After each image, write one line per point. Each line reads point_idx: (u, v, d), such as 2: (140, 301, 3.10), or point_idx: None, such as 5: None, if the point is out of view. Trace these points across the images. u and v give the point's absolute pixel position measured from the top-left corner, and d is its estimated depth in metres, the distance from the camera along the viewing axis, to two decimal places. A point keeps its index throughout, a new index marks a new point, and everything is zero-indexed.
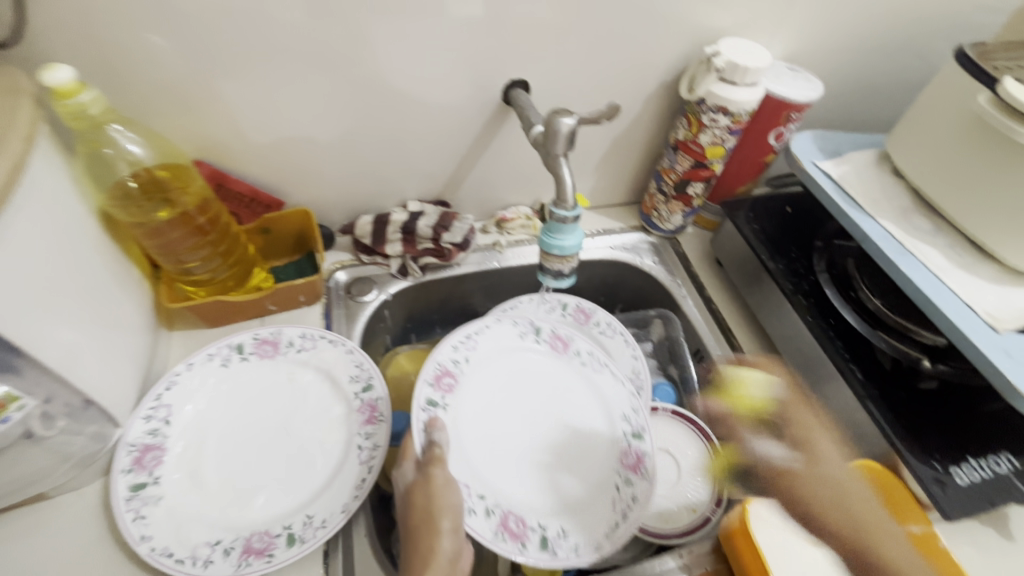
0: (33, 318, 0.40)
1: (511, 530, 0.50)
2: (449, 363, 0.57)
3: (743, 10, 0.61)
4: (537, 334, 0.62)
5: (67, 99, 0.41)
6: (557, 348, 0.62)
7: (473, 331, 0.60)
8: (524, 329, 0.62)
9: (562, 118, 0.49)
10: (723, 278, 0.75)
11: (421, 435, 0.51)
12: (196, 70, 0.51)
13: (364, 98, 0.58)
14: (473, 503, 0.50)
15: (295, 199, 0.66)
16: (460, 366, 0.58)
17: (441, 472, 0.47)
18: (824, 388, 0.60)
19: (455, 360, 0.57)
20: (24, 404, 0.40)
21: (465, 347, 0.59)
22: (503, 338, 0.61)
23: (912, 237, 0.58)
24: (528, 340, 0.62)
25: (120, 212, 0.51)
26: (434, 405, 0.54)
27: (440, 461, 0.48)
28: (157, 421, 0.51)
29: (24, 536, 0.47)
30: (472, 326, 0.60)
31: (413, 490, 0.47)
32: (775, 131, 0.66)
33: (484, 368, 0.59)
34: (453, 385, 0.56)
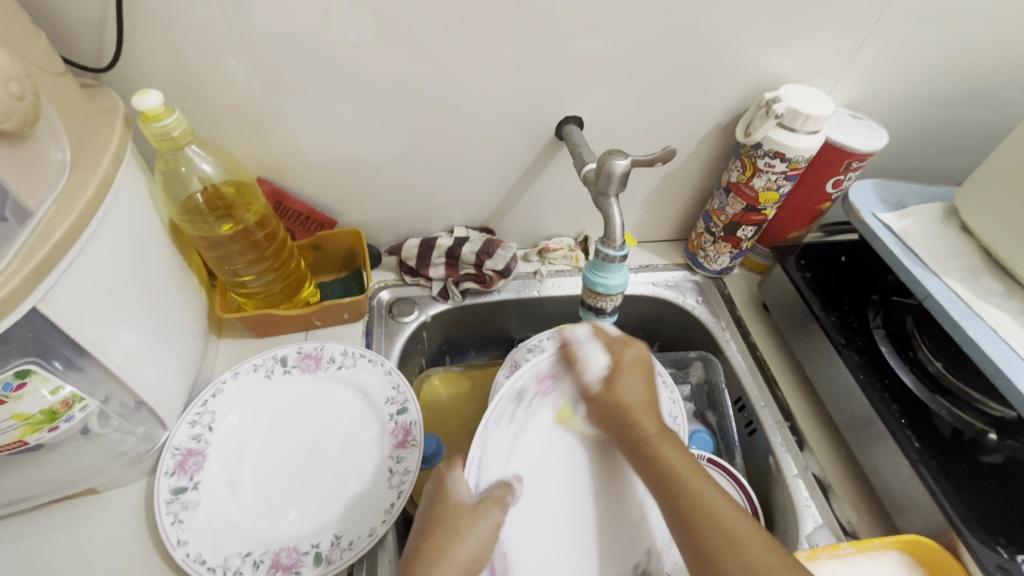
0: (102, 321, 0.42)
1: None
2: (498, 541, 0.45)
3: (806, 57, 0.60)
4: (523, 398, 0.52)
5: (154, 122, 0.45)
6: (547, 390, 0.53)
7: (477, 458, 0.47)
8: (509, 402, 0.51)
9: (616, 160, 0.49)
10: (769, 323, 0.72)
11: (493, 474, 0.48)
12: (270, 96, 0.54)
13: (422, 127, 0.60)
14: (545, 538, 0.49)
15: (348, 219, 0.69)
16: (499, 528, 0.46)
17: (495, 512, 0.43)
18: (874, 451, 0.56)
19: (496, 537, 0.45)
20: (86, 405, 0.42)
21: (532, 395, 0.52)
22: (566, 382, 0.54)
23: (980, 299, 0.54)
24: (523, 413, 0.52)
25: (186, 224, 0.53)
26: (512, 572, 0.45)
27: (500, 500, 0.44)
28: (202, 427, 0.53)
29: (71, 528, 0.49)
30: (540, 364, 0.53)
31: (472, 515, 0.42)
32: (834, 179, 0.64)
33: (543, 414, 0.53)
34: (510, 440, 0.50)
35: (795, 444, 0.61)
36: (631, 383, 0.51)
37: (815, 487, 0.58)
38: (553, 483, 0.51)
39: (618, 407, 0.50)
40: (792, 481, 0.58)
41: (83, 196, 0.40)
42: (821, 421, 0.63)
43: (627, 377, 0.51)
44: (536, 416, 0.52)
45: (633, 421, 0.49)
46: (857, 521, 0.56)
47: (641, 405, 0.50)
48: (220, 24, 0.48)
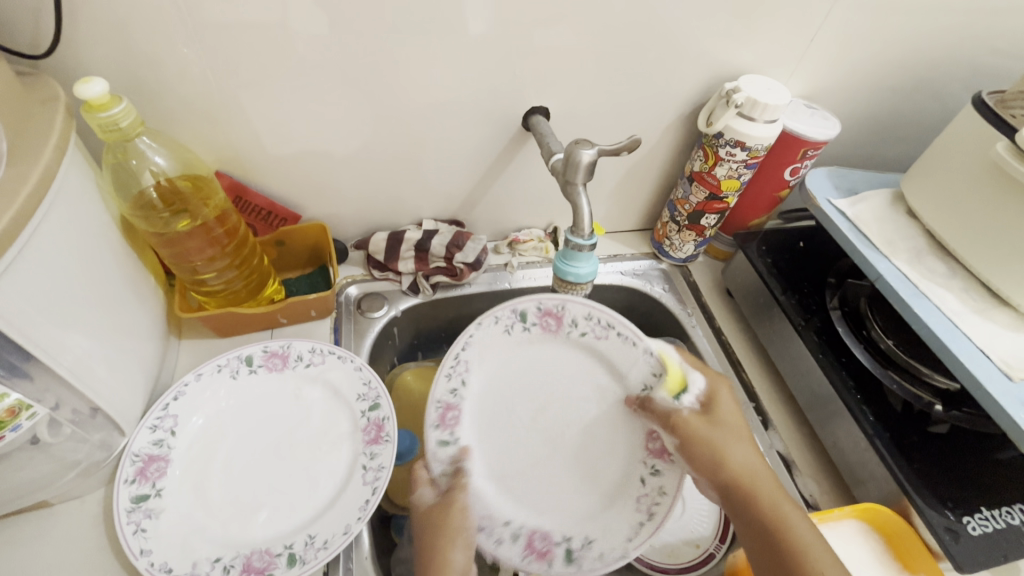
0: (46, 324, 0.40)
1: (539, 548, 0.53)
2: (496, 506, 0.55)
3: (763, 49, 0.62)
4: (522, 320, 0.58)
5: (100, 112, 0.42)
6: (550, 326, 0.58)
7: (459, 352, 0.57)
8: (508, 322, 0.58)
9: (583, 149, 0.50)
10: (733, 308, 0.75)
11: (439, 468, 0.55)
12: (225, 85, 0.52)
13: (386, 118, 0.59)
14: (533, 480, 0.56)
15: (312, 213, 0.67)
16: (496, 484, 0.56)
17: (461, 496, 0.53)
18: (834, 427, 0.59)
19: (494, 501, 0.55)
20: (34, 412, 0.40)
21: (458, 373, 0.57)
22: (489, 341, 0.58)
23: (927, 280, 0.57)
24: (519, 335, 0.58)
25: (140, 221, 0.51)
26: (519, 534, 0.54)
27: (462, 487, 0.54)
28: (163, 431, 0.51)
29: (24, 542, 0.47)
30: (456, 347, 0.56)
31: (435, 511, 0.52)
32: (792, 167, 0.66)
33: (484, 390, 0.59)
34: (460, 417, 0.57)
35: (760, 424, 0.63)
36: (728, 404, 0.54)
37: (780, 464, 0.60)
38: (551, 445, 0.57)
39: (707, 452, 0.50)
40: None
41: (22, 190, 0.37)
42: (781, 400, 0.66)
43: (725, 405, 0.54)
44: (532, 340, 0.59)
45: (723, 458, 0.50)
46: (819, 494, 0.58)
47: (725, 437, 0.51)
48: (168, 8, 0.46)
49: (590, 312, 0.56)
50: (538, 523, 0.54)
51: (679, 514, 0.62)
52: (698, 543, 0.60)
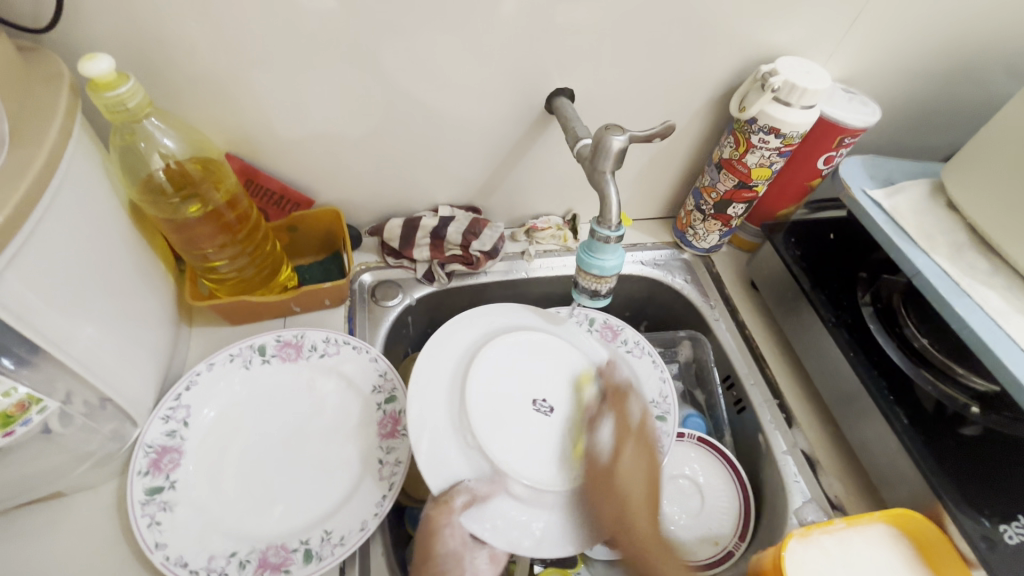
0: (53, 314, 0.38)
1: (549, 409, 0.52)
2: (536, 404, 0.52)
3: (803, 30, 0.58)
4: (386, 399, 0.54)
5: (106, 90, 0.40)
6: (386, 427, 0.53)
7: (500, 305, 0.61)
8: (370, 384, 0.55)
9: (613, 135, 0.47)
10: (758, 301, 0.72)
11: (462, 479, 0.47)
12: (235, 63, 0.50)
13: (402, 101, 0.57)
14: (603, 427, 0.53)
15: (325, 198, 0.65)
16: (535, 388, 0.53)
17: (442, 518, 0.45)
18: (862, 427, 0.57)
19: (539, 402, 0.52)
20: (45, 406, 0.39)
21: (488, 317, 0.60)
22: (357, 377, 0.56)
23: (968, 277, 0.55)
24: (370, 411, 0.54)
25: (149, 206, 0.49)
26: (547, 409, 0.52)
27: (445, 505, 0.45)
28: (176, 422, 0.50)
29: (39, 532, 0.46)
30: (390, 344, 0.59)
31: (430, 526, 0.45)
32: (825, 155, 0.63)
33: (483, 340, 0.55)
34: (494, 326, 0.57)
35: (783, 422, 0.62)
36: (631, 399, 0.54)
37: (804, 463, 0.58)
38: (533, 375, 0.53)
39: (610, 485, 0.49)
40: (781, 458, 0.59)
41: (26, 174, 0.35)
42: (807, 397, 0.64)
43: (631, 461, 0.51)
44: (465, 346, 0.55)
45: (631, 526, 0.49)
46: (844, 495, 0.57)
47: (642, 509, 0.50)
48: None
49: (400, 395, 0.54)
50: (562, 414, 0.52)
51: (697, 512, 0.61)
52: (718, 540, 0.59)
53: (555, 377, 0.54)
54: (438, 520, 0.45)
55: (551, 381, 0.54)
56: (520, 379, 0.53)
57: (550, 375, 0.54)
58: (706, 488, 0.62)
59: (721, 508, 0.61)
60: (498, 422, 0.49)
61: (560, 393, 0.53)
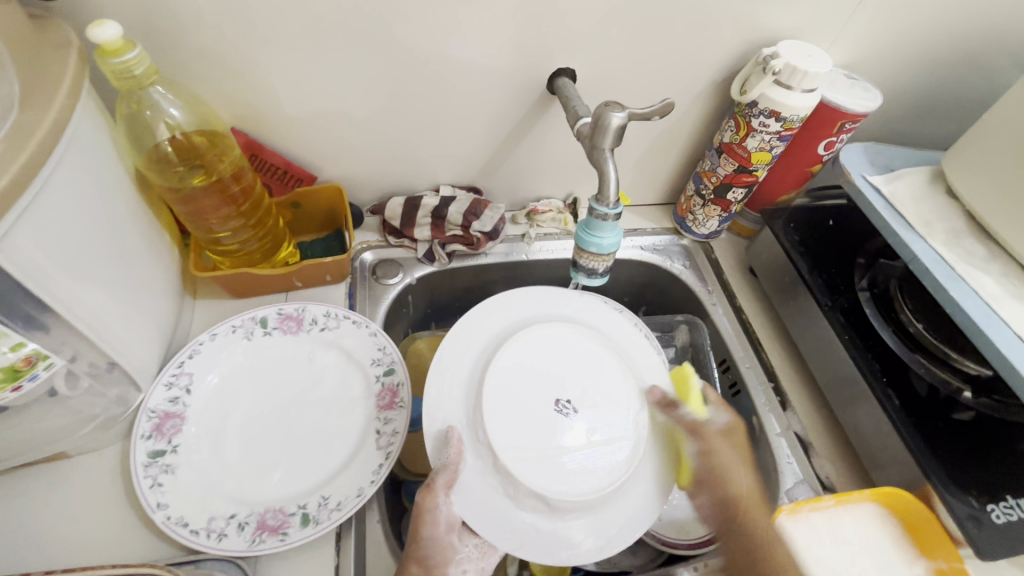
0: (63, 277, 0.39)
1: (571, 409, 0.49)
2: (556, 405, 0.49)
3: (806, 13, 0.58)
4: (385, 373, 0.55)
5: (113, 57, 0.41)
6: (384, 400, 0.54)
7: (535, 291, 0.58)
8: (369, 358, 0.56)
9: (613, 112, 0.48)
10: (756, 286, 0.73)
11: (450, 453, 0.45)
12: (239, 36, 0.50)
13: (405, 79, 0.57)
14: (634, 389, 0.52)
15: (328, 175, 0.65)
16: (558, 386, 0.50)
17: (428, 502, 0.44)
18: (855, 410, 0.58)
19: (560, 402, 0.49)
20: (51, 363, 0.40)
21: None
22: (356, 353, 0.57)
23: (964, 262, 0.55)
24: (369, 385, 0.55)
25: (154, 175, 0.50)
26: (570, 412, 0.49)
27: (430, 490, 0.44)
28: (178, 389, 0.51)
29: (43, 492, 0.47)
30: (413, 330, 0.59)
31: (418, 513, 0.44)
32: (826, 141, 0.63)
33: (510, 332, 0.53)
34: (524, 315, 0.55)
35: (778, 404, 0.62)
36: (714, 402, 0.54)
37: (797, 445, 0.59)
38: (558, 370, 0.51)
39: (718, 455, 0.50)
40: (775, 439, 0.60)
41: (35, 135, 0.36)
42: (802, 381, 0.64)
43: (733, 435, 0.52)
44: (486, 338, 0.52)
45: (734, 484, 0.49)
46: (836, 476, 0.57)
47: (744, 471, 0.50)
48: None
49: (400, 369, 0.55)
50: (588, 415, 0.49)
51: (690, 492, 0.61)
52: None
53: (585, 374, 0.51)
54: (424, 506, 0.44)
55: (578, 380, 0.51)
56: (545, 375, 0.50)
57: (574, 373, 0.51)
58: None
59: None
60: (513, 424, 0.47)
61: (585, 395, 0.50)
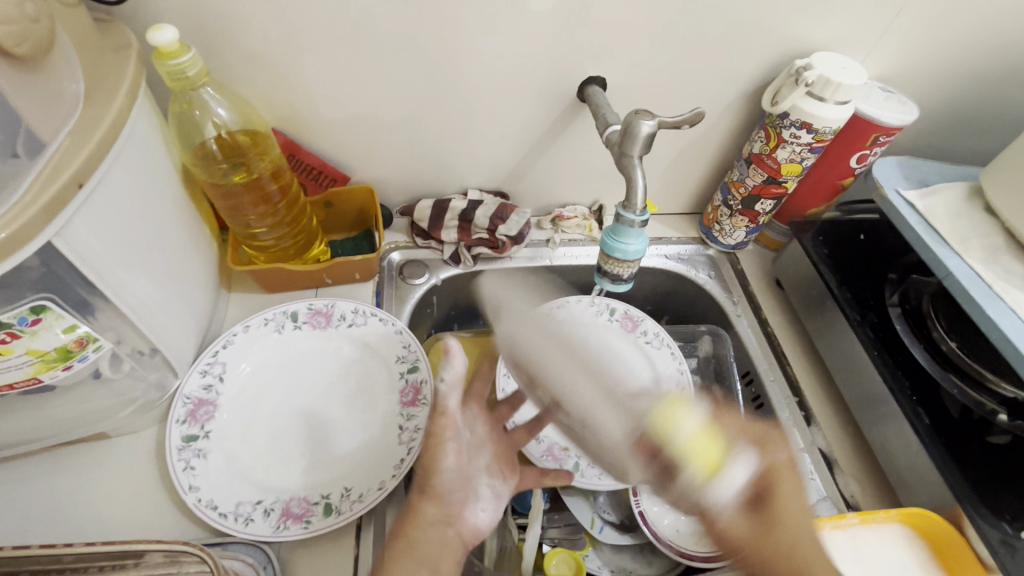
0: (115, 264, 0.41)
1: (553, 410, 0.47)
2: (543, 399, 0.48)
3: (841, 25, 0.58)
4: (409, 371, 0.56)
5: (169, 59, 0.43)
6: (408, 397, 0.55)
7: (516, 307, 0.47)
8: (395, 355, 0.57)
9: (642, 120, 0.48)
10: (782, 299, 0.72)
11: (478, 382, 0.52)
12: (284, 41, 0.52)
13: (438, 84, 0.59)
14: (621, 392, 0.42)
15: (360, 177, 0.67)
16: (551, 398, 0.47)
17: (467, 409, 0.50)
18: (883, 428, 0.57)
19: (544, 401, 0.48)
20: (100, 345, 0.42)
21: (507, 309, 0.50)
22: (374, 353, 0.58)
23: (1003, 281, 0.53)
24: (392, 382, 0.56)
25: (200, 171, 0.53)
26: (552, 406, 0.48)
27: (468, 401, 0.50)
28: (212, 377, 0.53)
29: (84, 470, 0.50)
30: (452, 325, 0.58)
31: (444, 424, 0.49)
32: (859, 153, 0.62)
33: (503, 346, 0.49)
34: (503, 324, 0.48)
35: (802, 420, 0.61)
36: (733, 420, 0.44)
37: (821, 461, 0.58)
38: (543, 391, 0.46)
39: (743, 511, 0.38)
40: (798, 455, 0.59)
41: (97, 130, 0.39)
42: (828, 397, 0.63)
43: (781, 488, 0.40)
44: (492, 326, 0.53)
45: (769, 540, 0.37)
46: (861, 495, 0.56)
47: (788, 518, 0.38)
48: None
49: (424, 369, 0.56)
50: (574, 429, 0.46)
51: None
52: None
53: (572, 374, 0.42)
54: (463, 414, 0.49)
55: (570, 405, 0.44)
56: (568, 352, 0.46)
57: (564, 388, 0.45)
58: None
59: None
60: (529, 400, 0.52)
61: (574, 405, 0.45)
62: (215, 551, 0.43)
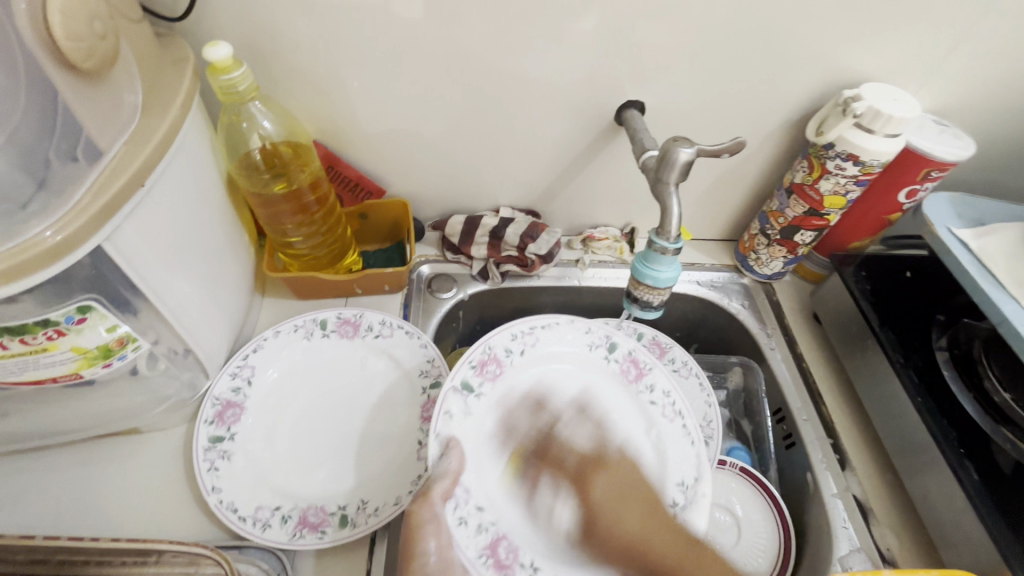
0: (159, 268, 0.43)
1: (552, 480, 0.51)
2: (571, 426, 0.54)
3: (894, 55, 0.56)
4: (432, 384, 0.56)
5: (222, 74, 0.45)
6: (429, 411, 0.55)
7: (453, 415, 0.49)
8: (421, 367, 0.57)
9: (681, 147, 0.47)
10: (819, 334, 0.69)
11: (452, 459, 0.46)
12: (330, 58, 0.54)
13: (476, 102, 0.59)
14: (467, 513, 0.46)
15: (395, 190, 0.68)
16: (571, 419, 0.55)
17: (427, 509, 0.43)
18: (925, 479, 0.53)
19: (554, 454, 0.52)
20: (139, 345, 0.44)
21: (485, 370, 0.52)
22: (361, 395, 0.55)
23: None
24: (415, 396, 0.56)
25: (243, 179, 0.55)
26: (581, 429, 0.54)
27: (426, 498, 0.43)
28: (241, 380, 0.55)
29: (115, 463, 0.51)
30: (539, 321, 0.56)
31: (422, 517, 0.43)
32: (909, 188, 0.60)
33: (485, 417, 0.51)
34: (497, 373, 0.53)
35: (836, 463, 0.58)
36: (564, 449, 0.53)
37: (855, 509, 0.55)
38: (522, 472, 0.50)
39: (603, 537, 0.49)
40: (830, 500, 0.56)
41: (151, 139, 0.40)
42: (866, 441, 0.60)
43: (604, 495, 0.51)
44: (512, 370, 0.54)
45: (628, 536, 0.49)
46: (898, 550, 0.53)
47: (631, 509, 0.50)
48: None
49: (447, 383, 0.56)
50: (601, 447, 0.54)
51: (731, 547, 0.58)
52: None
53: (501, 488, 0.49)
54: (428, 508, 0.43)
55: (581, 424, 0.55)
56: (573, 421, 0.54)
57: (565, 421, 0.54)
58: (745, 524, 0.59)
59: (757, 545, 0.58)
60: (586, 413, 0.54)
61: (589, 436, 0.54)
62: (231, 555, 0.44)
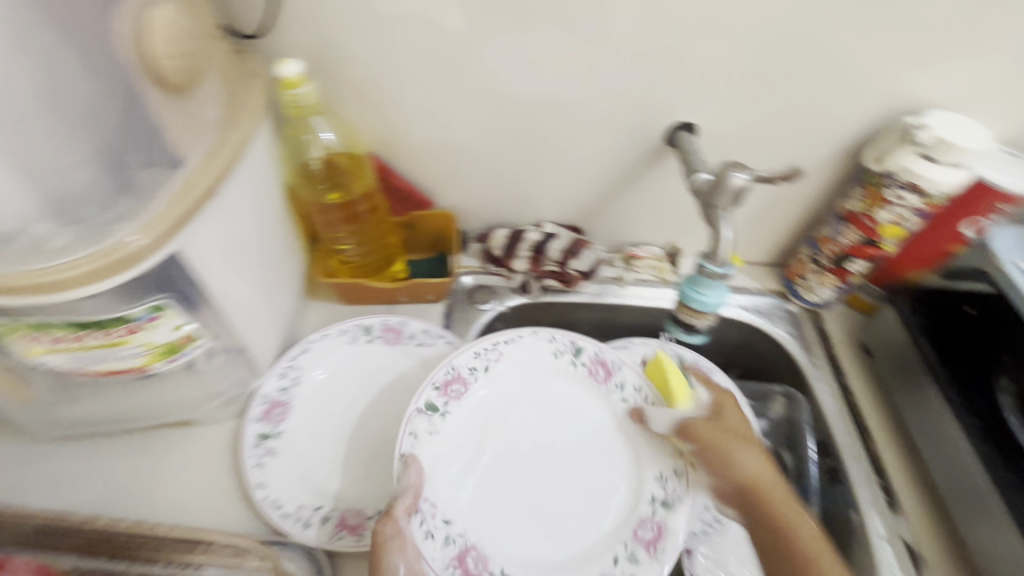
0: (224, 271, 0.45)
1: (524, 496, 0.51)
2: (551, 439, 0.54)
3: (963, 84, 0.54)
4: None
5: (291, 89, 0.47)
6: None
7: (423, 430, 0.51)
8: None
9: (735, 172, 0.47)
10: (869, 367, 0.67)
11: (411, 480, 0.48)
12: (390, 75, 0.56)
13: (527, 120, 0.60)
14: (433, 527, 0.48)
15: (442, 201, 0.70)
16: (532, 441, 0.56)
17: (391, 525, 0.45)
18: (979, 527, 0.51)
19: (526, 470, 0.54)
20: (202, 343, 0.46)
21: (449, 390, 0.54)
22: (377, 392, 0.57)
23: None
24: None
25: (303, 188, 0.59)
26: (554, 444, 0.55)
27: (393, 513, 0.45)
28: (288, 380, 0.56)
29: (167, 454, 0.54)
30: (502, 336, 0.57)
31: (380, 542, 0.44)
32: (974, 221, 0.55)
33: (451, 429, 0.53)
34: (462, 391, 0.55)
35: (884, 503, 0.57)
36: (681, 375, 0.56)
37: (903, 553, 0.53)
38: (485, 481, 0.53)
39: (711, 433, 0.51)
40: (878, 542, 0.54)
41: (227, 151, 0.43)
42: (917, 482, 0.58)
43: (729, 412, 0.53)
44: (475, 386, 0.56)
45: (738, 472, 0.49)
46: None
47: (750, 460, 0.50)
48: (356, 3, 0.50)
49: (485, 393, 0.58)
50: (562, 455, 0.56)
51: None
52: None
53: (470, 501, 0.52)
54: (395, 524, 0.45)
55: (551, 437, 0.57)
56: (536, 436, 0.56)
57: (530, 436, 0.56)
58: None
59: None
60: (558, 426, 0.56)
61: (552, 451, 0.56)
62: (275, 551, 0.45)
